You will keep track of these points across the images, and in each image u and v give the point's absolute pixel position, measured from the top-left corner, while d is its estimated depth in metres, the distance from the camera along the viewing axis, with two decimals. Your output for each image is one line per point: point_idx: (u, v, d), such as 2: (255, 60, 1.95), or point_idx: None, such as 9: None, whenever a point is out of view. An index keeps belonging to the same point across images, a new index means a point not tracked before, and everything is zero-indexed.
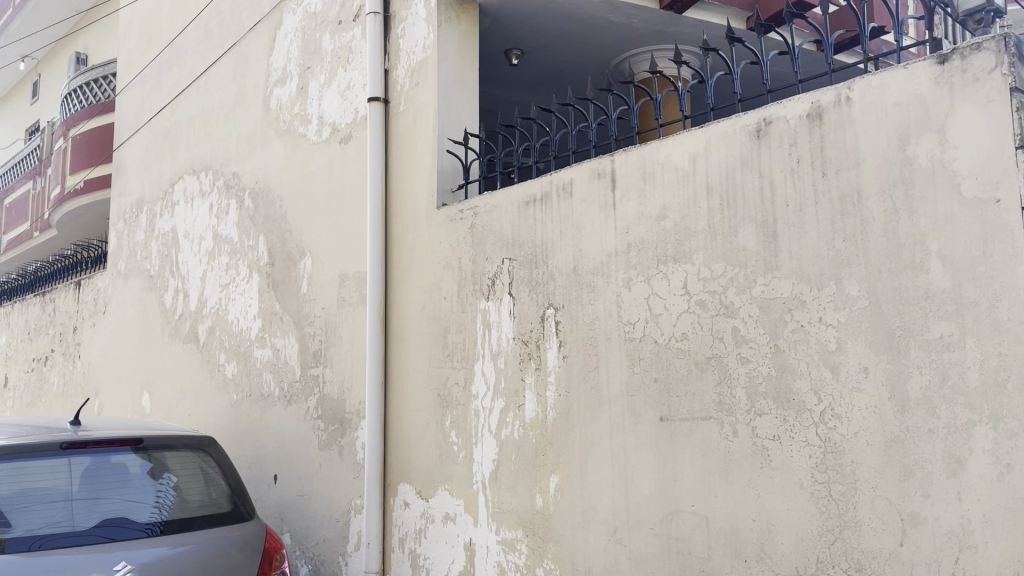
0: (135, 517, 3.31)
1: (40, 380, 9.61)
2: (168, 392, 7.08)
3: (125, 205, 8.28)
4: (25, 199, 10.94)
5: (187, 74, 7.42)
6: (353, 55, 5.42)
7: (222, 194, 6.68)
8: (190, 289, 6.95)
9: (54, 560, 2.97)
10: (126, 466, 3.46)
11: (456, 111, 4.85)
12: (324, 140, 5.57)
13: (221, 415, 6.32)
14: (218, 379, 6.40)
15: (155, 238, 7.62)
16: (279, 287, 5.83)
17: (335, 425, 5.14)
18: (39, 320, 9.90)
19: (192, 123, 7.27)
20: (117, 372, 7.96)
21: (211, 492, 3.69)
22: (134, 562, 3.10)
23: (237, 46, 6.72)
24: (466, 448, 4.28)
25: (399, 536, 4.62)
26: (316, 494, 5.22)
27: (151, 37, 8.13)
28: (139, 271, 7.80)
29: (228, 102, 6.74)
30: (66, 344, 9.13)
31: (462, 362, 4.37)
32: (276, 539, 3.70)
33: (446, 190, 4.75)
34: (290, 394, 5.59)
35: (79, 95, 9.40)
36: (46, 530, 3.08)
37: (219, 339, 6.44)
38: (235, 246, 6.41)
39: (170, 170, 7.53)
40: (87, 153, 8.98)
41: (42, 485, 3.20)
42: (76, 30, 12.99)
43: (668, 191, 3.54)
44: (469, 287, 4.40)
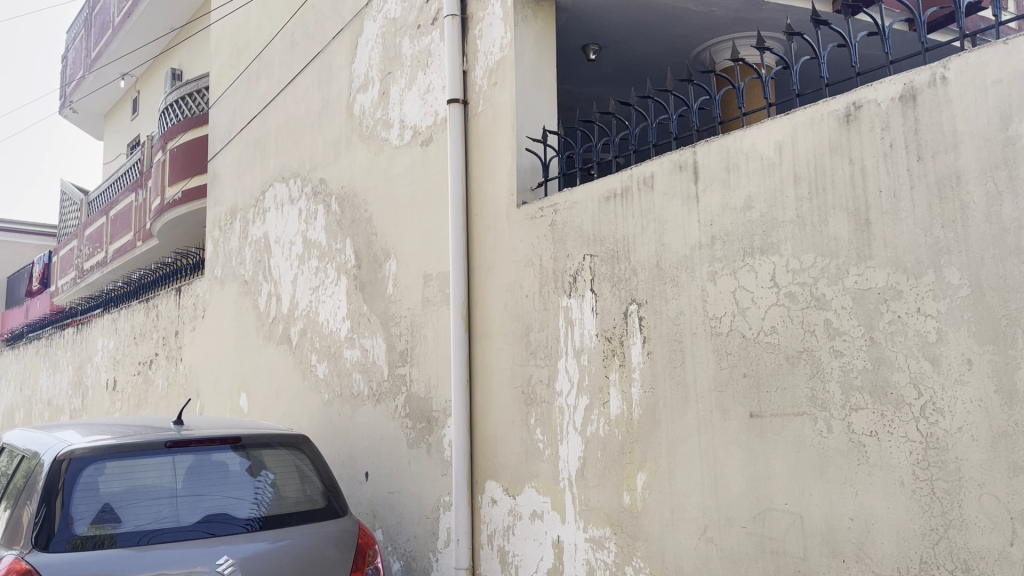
0: (236, 513, 3.45)
1: (146, 382, 10.11)
2: (264, 393, 7.33)
3: (221, 213, 8.61)
4: (128, 210, 11.52)
5: (275, 85, 7.66)
6: (433, 58, 5.49)
7: (310, 199, 6.87)
8: (282, 293, 7.18)
9: (162, 554, 3.12)
10: (227, 464, 3.60)
11: (535, 109, 4.85)
12: (405, 143, 5.67)
13: (314, 414, 6.51)
14: (311, 379, 6.59)
15: (249, 244, 7.91)
16: (366, 289, 5.96)
17: (423, 423, 5.22)
18: (144, 326, 10.43)
19: (280, 132, 7.50)
20: (217, 374, 8.30)
21: (306, 489, 3.80)
22: (235, 556, 3.23)
23: (321, 55, 6.90)
24: (552, 445, 4.28)
25: (487, 533, 4.66)
26: (406, 490, 5.31)
27: (241, 50, 8.44)
28: (235, 276, 8.11)
29: (314, 110, 6.93)
30: (169, 347, 9.58)
31: (546, 360, 4.38)
32: (368, 534, 3.78)
33: (526, 188, 4.77)
34: (379, 393, 5.71)
35: (176, 108, 9.85)
36: (154, 525, 3.24)
37: (311, 340, 6.63)
38: (323, 250, 6.59)
39: (261, 179, 7.80)
40: (184, 164, 9.40)
41: (149, 483, 3.36)
42: (171, 46, 13.60)
43: (753, 181, 3.45)
44: (551, 284, 4.39)
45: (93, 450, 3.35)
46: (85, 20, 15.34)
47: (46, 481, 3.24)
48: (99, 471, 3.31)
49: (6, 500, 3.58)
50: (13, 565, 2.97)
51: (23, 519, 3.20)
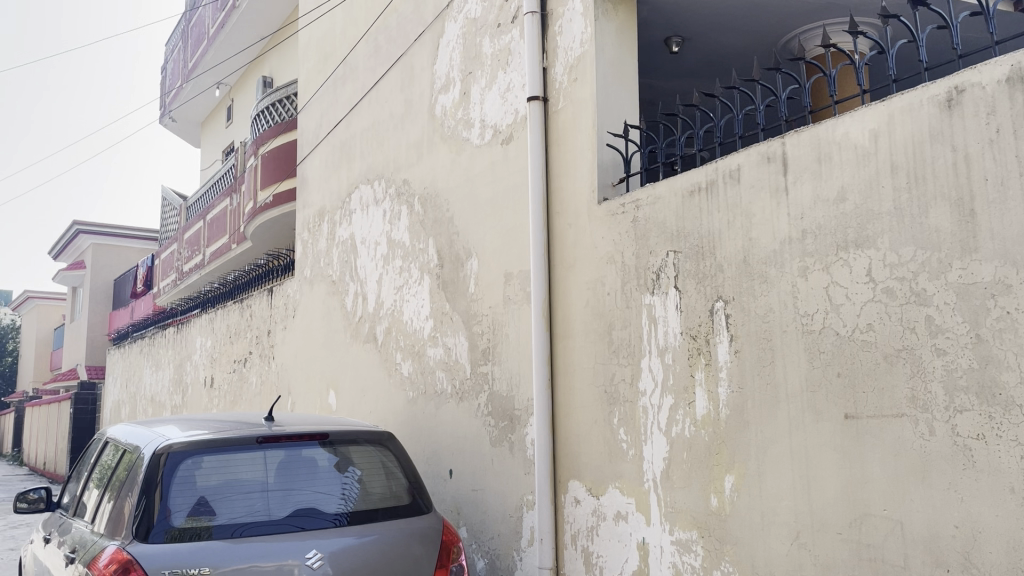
0: (324, 508, 3.51)
1: (241, 379, 10.48)
2: (351, 391, 7.48)
3: (309, 215, 8.84)
4: (224, 214, 11.96)
5: (360, 88, 7.81)
6: (513, 56, 5.48)
7: (394, 200, 6.97)
8: (368, 292, 7.32)
9: (253, 546, 3.21)
10: (316, 459, 3.67)
11: (616, 104, 4.79)
12: (486, 142, 5.68)
13: (399, 412, 6.59)
14: (396, 377, 6.68)
15: (336, 245, 8.09)
16: (449, 288, 6.00)
17: (505, 422, 5.22)
18: (239, 326, 10.81)
19: (365, 134, 7.64)
20: (307, 372, 8.52)
21: (391, 485, 3.85)
22: (323, 551, 3.30)
23: (403, 57, 6.99)
24: (636, 445, 4.21)
25: (570, 533, 4.62)
26: (489, 489, 5.32)
27: (327, 56, 8.64)
28: (323, 276, 8.31)
29: (397, 112, 7.02)
30: (262, 346, 9.89)
31: (629, 359, 4.30)
32: (452, 531, 3.79)
33: (607, 184, 4.70)
34: (462, 391, 5.74)
35: (267, 115, 10.17)
36: (247, 518, 3.33)
37: (395, 339, 6.73)
38: (407, 249, 6.67)
39: (347, 181, 7.96)
40: (275, 168, 9.69)
41: (243, 476, 3.46)
42: (262, 54, 14.05)
43: (846, 171, 3.30)
44: (634, 281, 4.31)
45: (189, 445, 3.47)
46: (182, 33, 16.02)
47: (146, 474, 3.38)
48: (196, 464, 3.43)
49: (111, 492, 3.76)
50: (116, 554, 3.11)
51: (125, 511, 3.34)
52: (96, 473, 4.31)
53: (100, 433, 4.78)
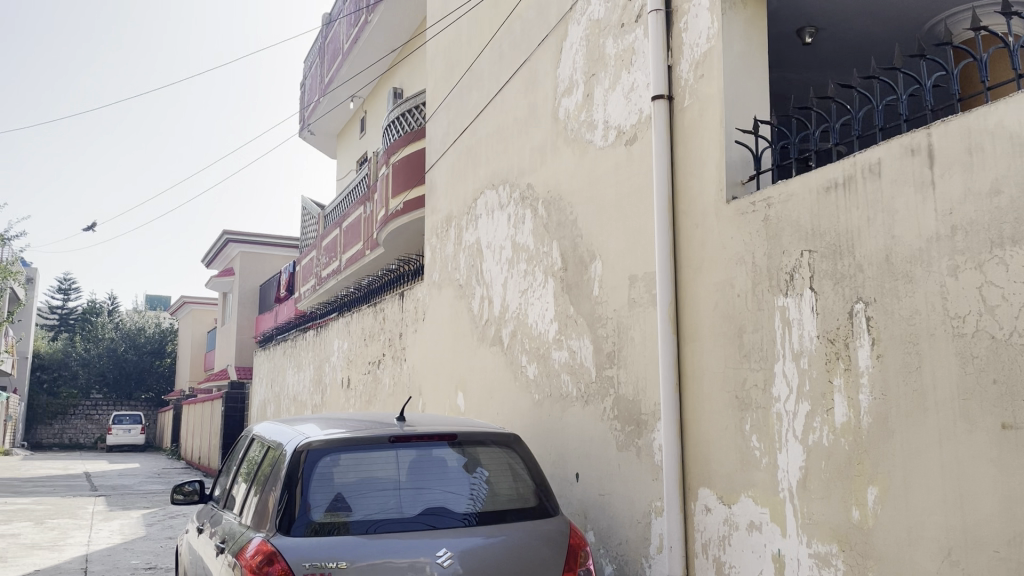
0: (454, 507, 3.58)
1: (375, 381, 10.87)
2: (479, 393, 7.60)
3: (437, 221, 9.06)
4: (358, 222, 12.46)
5: (485, 95, 7.94)
6: (637, 56, 5.42)
7: (518, 205, 7.04)
8: (494, 296, 7.42)
9: (387, 542, 3.31)
10: (445, 460, 3.75)
11: (746, 100, 4.64)
12: (610, 144, 5.64)
13: (525, 414, 6.64)
14: (522, 380, 6.74)
15: (463, 250, 8.25)
16: (573, 290, 5.99)
17: (632, 426, 5.15)
18: (373, 329, 11.22)
19: (490, 140, 7.75)
20: (436, 374, 8.73)
21: (518, 487, 3.87)
22: (453, 550, 3.36)
23: (527, 63, 7.05)
24: (769, 453, 4.05)
25: (701, 542, 4.50)
26: (617, 493, 5.26)
27: (454, 65, 8.84)
28: (451, 280, 8.49)
29: (521, 117, 7.09)
30: (394, 349, 10.22)
31: (761, 363, 4.15)
32: (580, 535, 3.76)
33: (736, 182, 4.56)
34: (588, 394, 5.71)
35: (398, 124, 10.52)
36: (381, 515, 3.44)
37: (521, 342, 6.78)
38: (531, 252, 6.71)
39: (473, 186, 8.11)
40: (405, 176, 10.00)
41: (377, 474, 3.59)
42: (392, 67, 14.55)
43: (1001, 162, 3.05)
44: (766, 282, 4.16)
45: (327, 443, 3.63)
46: (319, 50, 16.80)
47: (288, 470, 3.56)
48: (333, 462, 3.58)
49: (256, 486, 3.98)
50: (262, 546, 3.28)
51: (269, 505, 3.53)
52: (243, 468, 4.57)
53: (246, 430, 5.07)
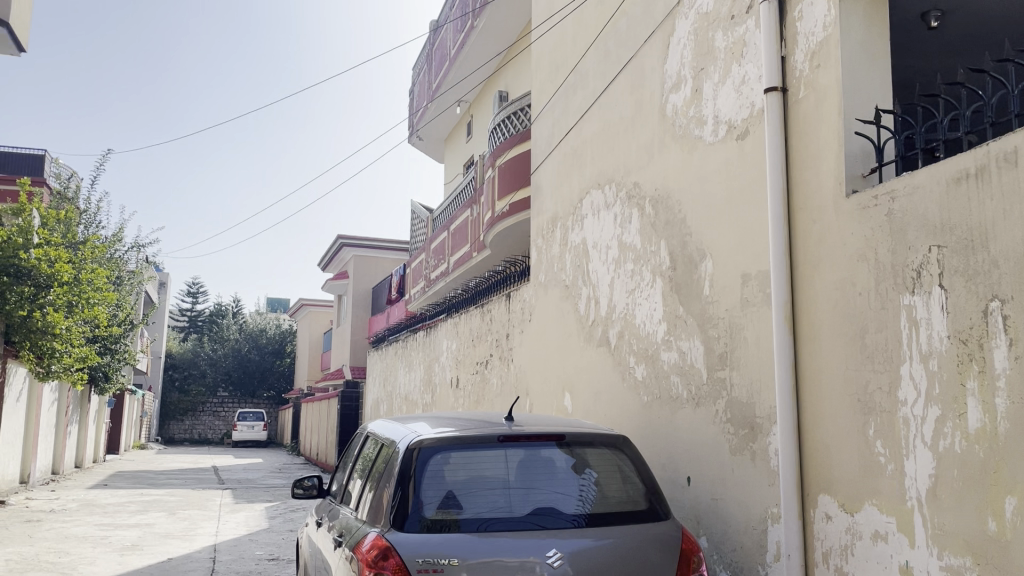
0: (563, 508, 3.58)
1: (483, 381, 11.00)
2: (586, 394, 7.55)
3: (543, 222, 9.08)
4: (465, 224, 12.64)
5: (590, 95, 7.90)
6: (749, 48, 5.26)
7: (625, 204, 6.97)
8: (601, 296, 7.37)
9: (497, 541, 3.33)
10: (554, 460, 3.75)
11: (866, 89, 4.43)
12: (720, 139, 5.49)
13: (633, 415, 6.56)
14: (630, 381, 6.66)
15: (569, 250, 8.23)
16: (683, 290, 5.88)
17: (746, 429, 5.00)
18: (480, 330, 11.36)
19: (595, 140, 7.72)
20: (543, 373, 8.75)
21: (628, 489, 3.81)
22: (563, 551, 3.35)
23: (633, 60, 6.98)
24: (895, 460, 3.85)
25: (822, 551, 4.32)
26: (731, 498, 5.12)
27: (559, 65, 8.84)
28: (558, 281, 8.49)
29: (627, 115, 7.02)
30: (501, 349, 10.31)
31: (886, 365, 3.94)
32: (692, 540, 3.67)
33: (856, 175, 4.35)
34: (698, 396, 5.58)
35: (504, 127, 10.61)
36: (491, 514, 3.48)
37: (629, 342, 6.71)
38: (639, 252, 6.63)
39: (578, 187, 8.08)
40: (511, 178, 10.07)
41: (487, 473, 3.63)
42: (498, 70, 14.71)
43: None
44: (890, 280, 3.95)
45: (438, 441, 3.70)
46: (426, 57, 17.18)
47: (402, 467, 3.64)
48: (445, 460, 3.65)
49: (371, 482, 4.09)
50: (377, 541, 3.35)
51: (383, 501, 3.61)
52: (358, 465, 4.71)
53: (361, 428, 5.23)
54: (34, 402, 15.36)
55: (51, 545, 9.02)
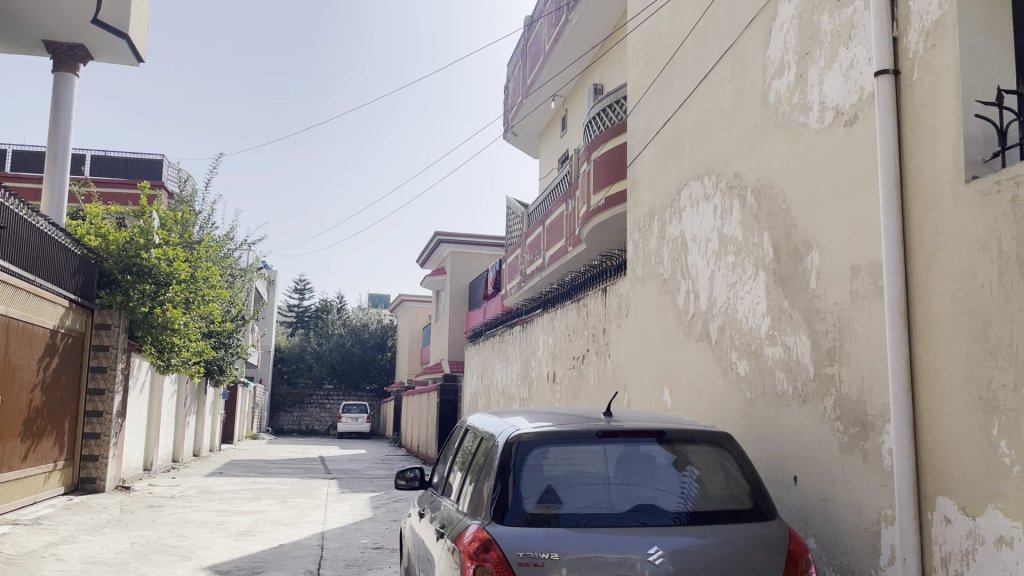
0: (664, 505, 3.53)
1: (580, 375, 10.97)
2: (686, 390, 7.42)
3: (639, 215, 8.97)
4: (561, 219, 12.62)
5: (688, 85, 7.75)
6: (857, 30, 5.04)
7: (725, 195, 6.80)
8: (700, 290, 7.23)
9: (597, 537, 3.32)
10: (653, 456, 3.70)
11: (987, 68, 4.16)
12: (827, 125, 5.29)
13: (735, 412, 6.41)
14: (732, 377, 6.51)
15: (666, 243, 8.11)
16: (787, 284, 5.70)
17: (857, 428, 4.81)
18: (577, 325, 11.33)
19: (694, 131, 7.56)
20: (641, 368, 8.66)
21: (731, 488, 3.72)
22: (665, 548, 3.31)
23: (733, 47, 6.80)
24: (1021, 462, 3.62)
25: (940, 556, 4.11)
26: (841, 499, 4.93)
27: (655, 56, 8.71)
28: (655, 275, 8.37)
29: (727, 104, 6.85)
30: (598, 344, 10.25)
31: (1010, 362, 3.71)
32: (800, 541, 3.55)
33: (976, 160, 4.10)
34: (805, 393, 5.40)
35: (599, 120, 10.54)
36: (590, 509, 3.47)
37: (730, 337, 6.55)
38: (740, 244, 6.46)
39: (676, 179, 7.94)
40: (606, 171, 9.98)
41: (586, 468, 3.62)
42: (592, 64, 14.62)
43: None
44: (1015, 270, 3.71)
45: (537, 436, 3.72)
46: (521, 54, 17.26)
47: (501, 460, 3.68)
48: (543, 454, 3.66)
49: (471, 475, 4.14)
50: (478, 533, 3.39)
51: (484, 494, 3.65)
52: (458, 457, 4.78)
53: (461, 421, 5.31)
54: (155, 394, 16.30)
55: (173, 530, 9.57)
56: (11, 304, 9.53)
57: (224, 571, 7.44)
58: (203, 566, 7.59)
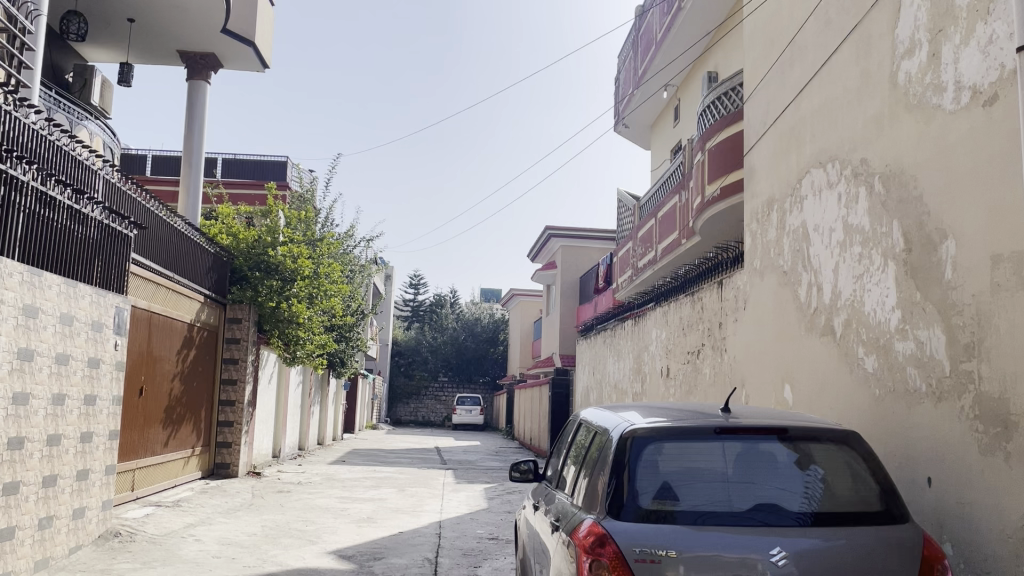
0: (787, 505, 3.42)
1: (695, 370, 10.75)
2: (808, 386, 7.14)
3: (757, 205, 8.69)
4: (674, 210, 12.39)
5: (809, 68, 7.45)
6: (997, 3, 4.70)
7: (851, 182, 6.50)
8: (824, 282, 6.94)
9: (716, 536, 3.24)
10: (774, 454, 3.59)
11: None
12: (963, 106, 4.96)
13: (862, 409, 6.13)
14: (858, 373, 6.22)
15: (787, 234, 7.83)
16: (919, 275, 5.40)
17: (998, 428, 4.50)
18: (691, 318, 11.10)
19: (815, 116, 7.27)
20: (760, 363, 8.39)
21: (859, 489, 3.56)
22: (789, 550, 3.20)
23: (857, 28, 6.48)
24: None
25: None
26: (980, 503, 4.63)
27: (774, 40, 8.42)
28: (775, 267, 8.10)
29: (851, 87, 6.54)
30: (714, 338, 10.02)
31: None
32: (936, 548, 3.36)
33: None
34: (940, 390, 5.10)
35: (713, 109, 10.28)
36: (708, 508, 3.39)
37: (857, 332, 6.27)
38: (867, 234, 6.16)
39: (797, 167, 7.65)
40: (722, 161, 9.72)
41: (703, 465, 3.54)
42: (706, 51, 14.28)
43: None
44: None
45: (653, 431, 3.67)
46: (632, 44, 17.05)
47: (615, 455, 3.65)
48: (658, 450, 3.61)
49: (585, 469, 4.13)
50: (593, 527, 3.38)
51: (598, 489, 3.64)
52: (572, 451, 4.79)
53: (574, 415, 5.31)
54: (282, 384, 17.11)
55: (300, 514, 10.02)
56: (153, 299, 10.21)
57: (348, 555, 7.73)
58: (328, 550, 7.92)
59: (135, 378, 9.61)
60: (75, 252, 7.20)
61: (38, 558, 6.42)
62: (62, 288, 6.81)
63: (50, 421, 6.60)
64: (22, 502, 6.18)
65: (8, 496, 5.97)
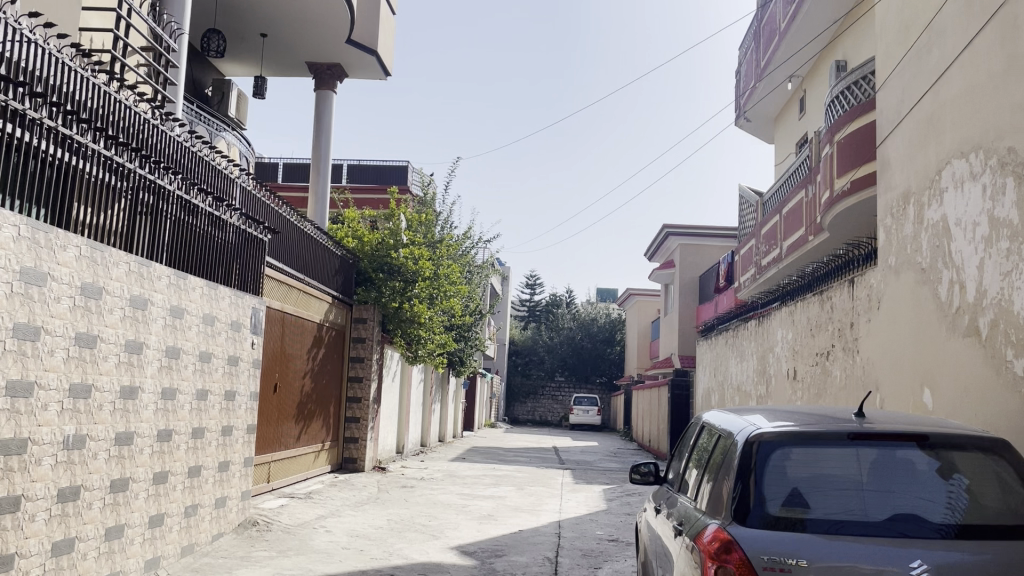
0: (928, 516, 3.22)
1: (825, 372, 10.31)
2: (950, 390, 6.70)
3: (892, 199, 8.24)
4: (800, 207, 11.91)
5: (948, 53, 6.99)
6: None
7: (997, 173, 6.06)
8: (967, 280, 6.51)
9: (850, 545, 3.09)
10: (913, 462, 3.39)
11: None
12: None
13: (1011, 416, 5.70)
14: (1007, 377, 5.79)
15: (924, 229, 7.39)
16: None
17: None
18: (820, 318, 10.66)
19: (956, 103, 6.82)
20: (897, 365, 7.94)
21: (1010, 500, 3.31)
22: (931, 563, 3.02)
23: (1003, 8, 6.03)
24: None
25: None
26: None
27: (909, 24, 7.96)
28: (912, 264, 7.66)
29: (997, 71, 6.09)
30: (845, 339, 9.58)
31: None
32: None
33: None
34: None
35: (842, 99, 9.83)
36: (842, 516, 3.24)
37: (1005, 332, 5.84)
38: (1016, 227, 5.73)
39: (936, 158, 7.20)
40: (853, 153, 9.28)
41: (836, 472, 3.39)
42: (834, 39, 13.66)
43: None
44: None
45: (780, 436, 3.54)
46: (754, 35, 16.50)
47: (741, 460, 3.55)
48: (786, 456, 3.47)
49: (709, 473, 4.03)
50: (718, 533, 3.29)
51: (724, 494, 3.54)
52: (695, 455, 4.68)
53: (697, 419, 5.19)
54: (405, 383, 17.62)
55: (423, 509, 10.29)
56: (286, 300, 10.73)
57: (470, 551, 7.87)
58: (450, 545, 8.09)
59: (271, 375, 10.14)
60: (215, 255, 7.65)
61: (184, 543, 6.87)
62: (204, 290, 7.26)
63: (195, 415, 7.05)
64: (171, 490, 6.64)
65: (158, 485, 6.44)
